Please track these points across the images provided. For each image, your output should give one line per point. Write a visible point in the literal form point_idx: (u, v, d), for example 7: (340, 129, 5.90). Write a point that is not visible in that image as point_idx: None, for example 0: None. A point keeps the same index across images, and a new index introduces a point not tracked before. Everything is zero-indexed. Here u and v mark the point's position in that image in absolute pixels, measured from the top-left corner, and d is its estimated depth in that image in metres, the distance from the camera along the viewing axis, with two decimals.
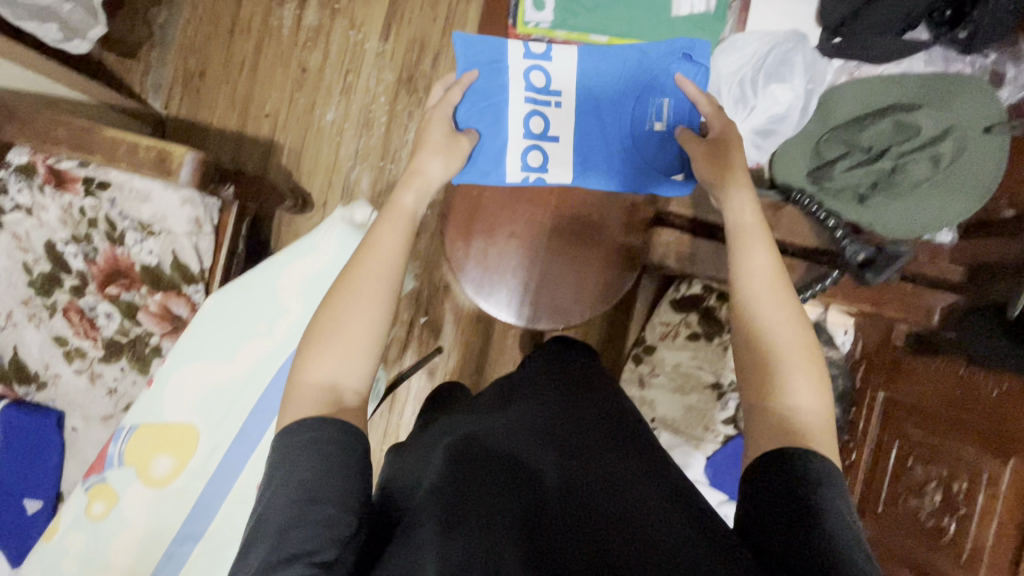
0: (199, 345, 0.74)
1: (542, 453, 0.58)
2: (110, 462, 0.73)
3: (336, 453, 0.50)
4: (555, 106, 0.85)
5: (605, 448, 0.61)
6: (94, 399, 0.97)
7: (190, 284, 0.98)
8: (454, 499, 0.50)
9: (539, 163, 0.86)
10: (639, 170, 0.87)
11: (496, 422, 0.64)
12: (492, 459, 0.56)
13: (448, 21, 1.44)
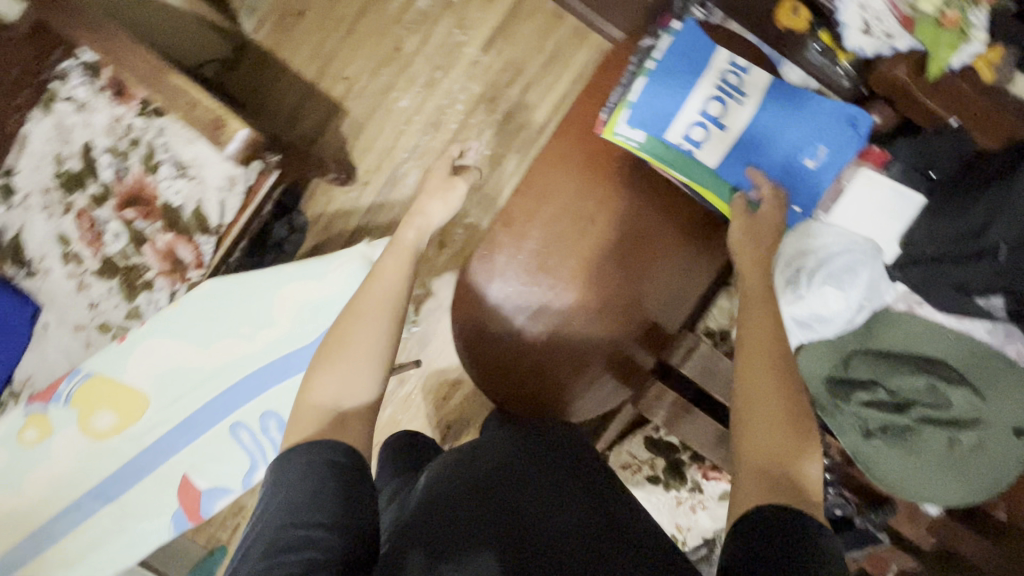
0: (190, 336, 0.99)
1: (528, 501, 0.60)
2: (56, 400, 0.96)
3: (327, 473, 0.53)
4: (736, 103, 0.74)
5: (564, 511, 0.60)
6: (75, 305, 0.97)
7: (201, 233, 0.96)
8: (463, 541, 0.55)
9: (696, 141, 0.75)
10: (769, 197, 0.75)
11: (487, 462, 0.67)
12: (489, 500, 0.60)
13: (552, 57, 1.41)
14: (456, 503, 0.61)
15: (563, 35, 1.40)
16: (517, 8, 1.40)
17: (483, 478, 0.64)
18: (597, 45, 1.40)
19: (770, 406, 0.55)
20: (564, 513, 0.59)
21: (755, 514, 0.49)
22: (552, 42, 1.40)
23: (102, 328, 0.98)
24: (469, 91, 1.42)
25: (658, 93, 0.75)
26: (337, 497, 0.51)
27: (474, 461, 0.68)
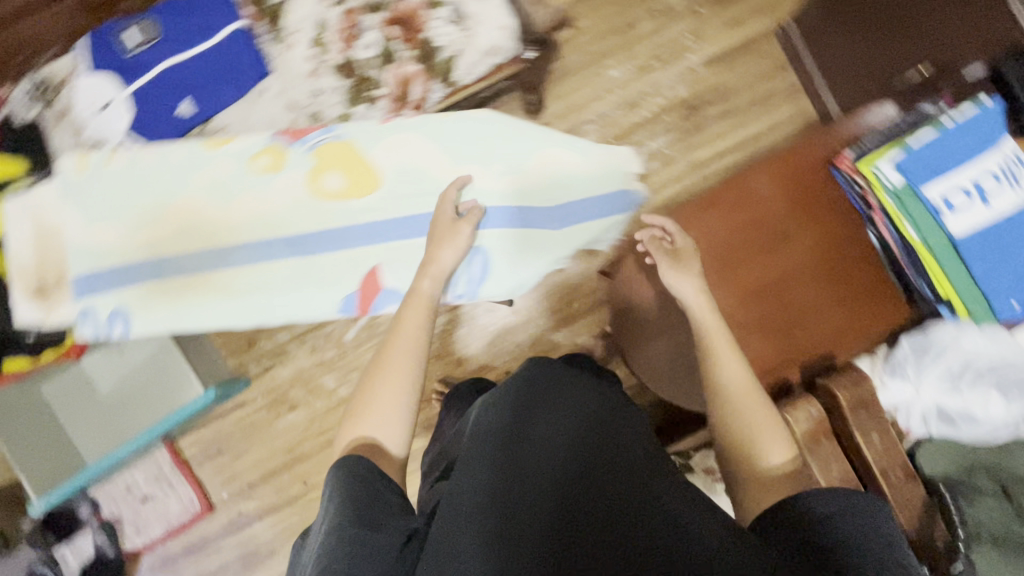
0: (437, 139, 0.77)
1: (534, 447, 0.63)
2: (303, 142, 0.76)
3: (357, 494, 0.57)
4: (1010, 189, 0.83)
5: (561, 456, 0.62)
6: (299, 85, 0.99)
7: (440, 81, 1.00)
8: (476, 498, 0.59)
9: (956, 204, 0.84)
10: (992, 280, 0.84)
11: (491, 416, 0.70)
12: (501, 448, 0.64)
13: (758, 99, 1.48)
14: (485, 449, 0.65)
15: (778, 86, 1.48)
16: (750, 43, 1.49)
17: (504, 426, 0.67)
18: (802, 108, 1.48)
19: (762, 421, 0.69)
20: (529, 455, 0.63)
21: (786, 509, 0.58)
22: (765, 88, 1.49)
23: (312, 117, 1.00)
24: (673, 93, 1.49)
25: (948, 144, 0.85)
26: (375, 517, 0.56)
27: (493, 403, 0.72)
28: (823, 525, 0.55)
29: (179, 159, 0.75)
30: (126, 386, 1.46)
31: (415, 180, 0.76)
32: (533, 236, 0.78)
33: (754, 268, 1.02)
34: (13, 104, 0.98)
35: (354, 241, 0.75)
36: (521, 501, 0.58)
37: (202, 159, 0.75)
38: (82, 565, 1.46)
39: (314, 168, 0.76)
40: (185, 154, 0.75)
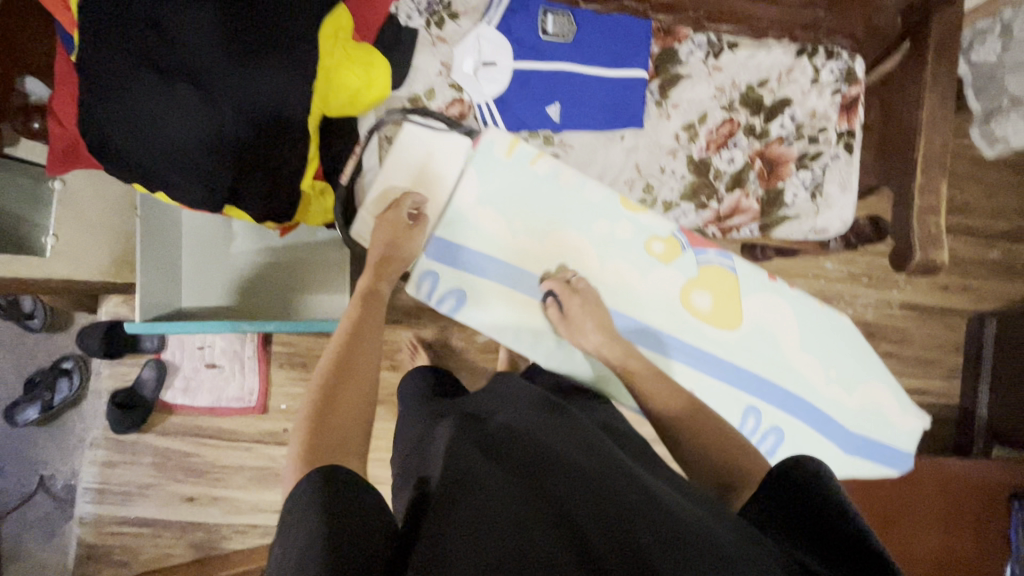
0: (802, 317, 0.79)
1: (478, 440, 0.57)
2: (699, 252, 0.77)
3: (334, 490, 0.46)
4: None
5: (497, 446, 0.56)
6: (652, 154, 1.01)
7: (760, 225, 1.04)
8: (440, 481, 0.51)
9: None
10: None
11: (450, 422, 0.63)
12: (460, 437, 0.58)
13: (924, 359, 1.58)
14: (462, 439, 0.57)
15: (945, 361, 1.59)
16: (947, 311, 1.58)
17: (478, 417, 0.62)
18: (950, 389, 1.59)
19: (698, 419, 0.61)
20: (471, 442, 0.56)
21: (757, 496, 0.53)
22: (935, 355, 1.59)
23: (644, 187, 1.01)
24: (863, 311, 1.57)
25: None
26: (345, 506, 0.45)
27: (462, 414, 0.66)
28: (793, 504, 0.50)
29: (592, 199, 0.76)
30: (261, 259, 1.40)
31: (767, 341, 0.79)
32: (828, 449, 0.79)
33: (898, 535, 1.09)
34: (405, 3, 0.97)
35: (686, 360, 0.78)
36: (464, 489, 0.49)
37: (609, 212, 0.76)
38: (112, 388, 1.38)
39: (696, 279, 0.77)
40: (597, 198, 0.76)
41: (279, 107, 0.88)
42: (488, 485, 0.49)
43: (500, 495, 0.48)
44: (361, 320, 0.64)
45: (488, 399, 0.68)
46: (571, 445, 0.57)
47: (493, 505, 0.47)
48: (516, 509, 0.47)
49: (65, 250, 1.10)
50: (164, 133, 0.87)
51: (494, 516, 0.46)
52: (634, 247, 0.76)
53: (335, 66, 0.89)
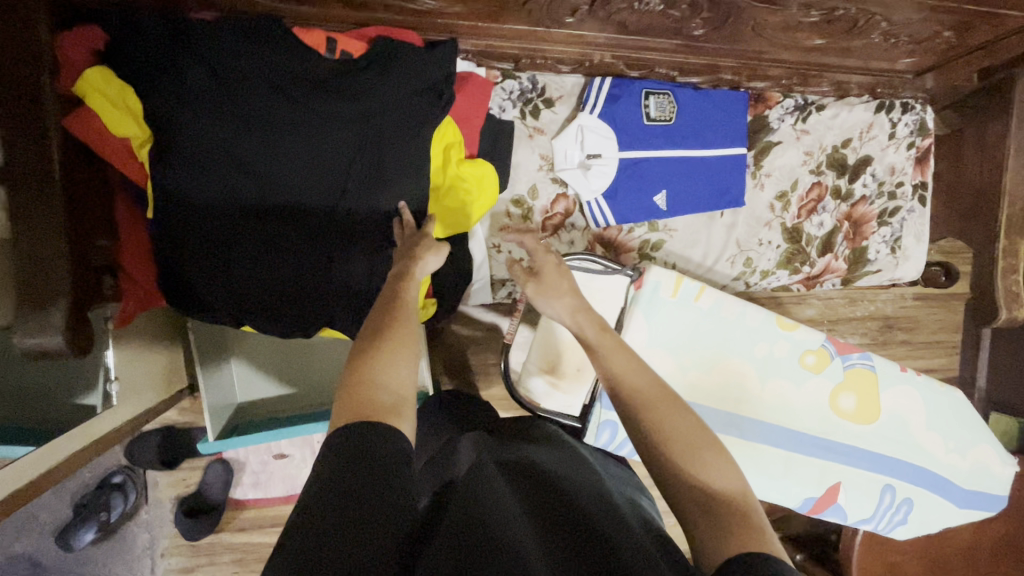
0: (927, 398, 0.87)
1: (519, 490, 0.49)
2: (845, 358, 0.81)
3: (355, 456, 0.42)
4: None
5: (550, 496, 0.48)
6: (750, 227, 1.02)
7: (845, 281, 1.09)
8: (453, 524, 0.42)
9: None
10: None
11: (488, 461, 0.54)
12: (503, 485, 0.49)
13: (931, 342, 1.76)
14: (482, 480, 0.49)
15: (947, 341, 1.77)
16: (950, 298, 1.74)
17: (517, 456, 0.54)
18: (952, 364, 1.79)
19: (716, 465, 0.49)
20: (510, 490, 0.48)
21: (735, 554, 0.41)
22: (939, 337, 1.77)
23: (744, 260, 1.03)
24: (882, 306, 1.71)
25: None
26: (364, 473, 0.41)
27: (499, 455, 0.56)
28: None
29: (752, 324, 0.77)
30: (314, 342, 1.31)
31: (901, 426, 0.85)
32: (948, 510, 0.89)
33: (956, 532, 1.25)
34: (497, 93, 0.89)
35: (837, 458, 0.83)
36: (487, 533, 0.41)
37: (767, 334, 0.78)
38: (176, 494, 1.31)
39: (842, 383, 0.82)
40: (756, 322, 0.77)
41: (354, 245, 0.79)
42: (505, 524, 0.42)
43: (517, 538, 0.41)
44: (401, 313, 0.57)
45: (533, 446, 0.59)
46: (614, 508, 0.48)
47: (508, 547, 0.39)
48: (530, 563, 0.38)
49: (127, 391, 0.97)
50: (260, 275, 0.77)
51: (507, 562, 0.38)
52: (789, 362, 0.79)
53: (450, 184, 0.83)
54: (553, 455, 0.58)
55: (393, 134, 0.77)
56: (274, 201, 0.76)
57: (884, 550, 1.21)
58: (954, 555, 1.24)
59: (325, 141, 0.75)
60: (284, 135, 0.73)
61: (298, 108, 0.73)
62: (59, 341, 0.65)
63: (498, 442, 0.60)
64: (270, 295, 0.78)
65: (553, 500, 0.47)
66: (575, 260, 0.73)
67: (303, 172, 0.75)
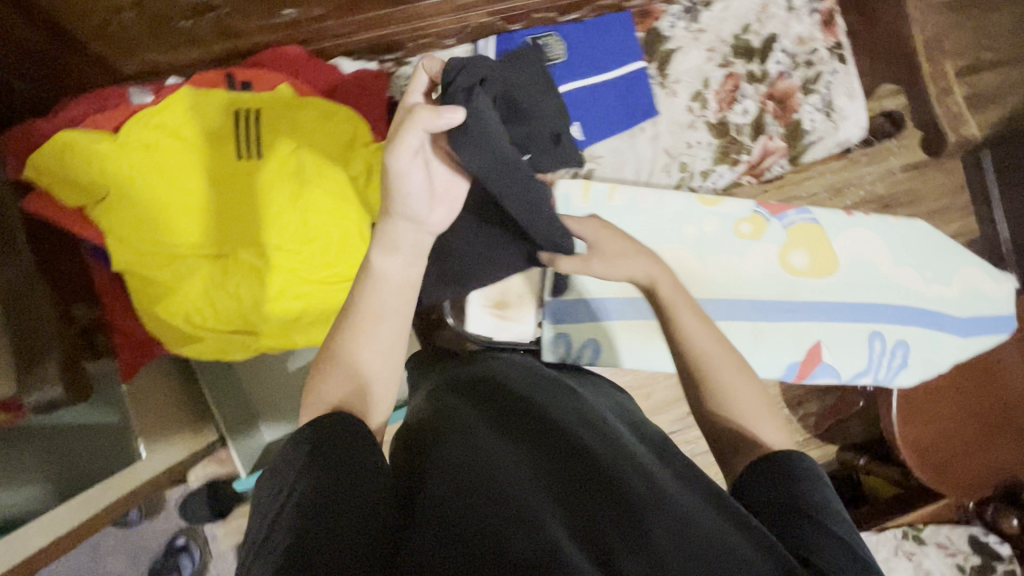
0: (885, 237, 0.86)
1: (488, 412, 0.50)
2: (782, 218, 0.82)
3: (329, 445, 0.44)
4: None
5: (519, 412, 0.50)
6: (675, 133, 1.04)
7: (790, 159, 1.09)
8: (436, 460, 0.44)
9: None
10: None
11: (456, 391, 0.56)
12: (472, 409, 0.51)
13: (938, 210, 1.68)
14: (443, 411, 0.52)
15: (954, 203, 1.69)
16: (941, 160, 1.67)
17: (478, 375, 0.57)
18: (968, 226, 1.69)
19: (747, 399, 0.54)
20: (481, 416, 0.50)
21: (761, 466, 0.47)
22: (944, 202, 1.68)
23: (680, 167, 1.04)
24: (872, 188, 1.65)
25: None
26: (340, 459, 0.43)
27: (463, 381, 0.58)
28: (796, 480, 0.45)
29: (672, 209, 0.79)
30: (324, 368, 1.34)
31: (867, 271, 0.84)
32: (949, 342, 0.86)
33: (1006, 380, 1.16)
34: (395, 81, 0.95)
35: (809, 316, 0.82)
36: (470, 463, 0.42)
37: (691, 214, 0.80)
38: (235, 542, 1.38)
39: (785, 242, 0.82)
40: (677, 207, 0.80)
41: (306, 253, 0.88)
42: (472, 438, 0.46)
43: (484, 451, 0.44)
44: (378, 314, 0.55)
45: (490, 367, 0.61)
46: (583, 414, 0.51)
47: (485, 461, 0.42)
48: (499, 467, 0.42)
49: (157, 445, 1.07)
50: (231, 301, 0.88)
51: (471, 472, 0.41)
52: (723, 236, 0.80)
53: (371, 172, 0.90)
54: (514, 370, 0.60)
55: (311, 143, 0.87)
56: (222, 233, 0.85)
57: (929, 418, 1.14)
58: (1008, 407, 1.16)
59: (233, 175, 0.85)
60: (199, 179, 0.84)
61: (206, 158, 0.84)
62: (59, 391, 0.74)
63: (460, 371, 0.62)
64: (238, 317, 0.90)
65: (522, 417, 0.49)
66: None
67: (225, 207, 0.85)
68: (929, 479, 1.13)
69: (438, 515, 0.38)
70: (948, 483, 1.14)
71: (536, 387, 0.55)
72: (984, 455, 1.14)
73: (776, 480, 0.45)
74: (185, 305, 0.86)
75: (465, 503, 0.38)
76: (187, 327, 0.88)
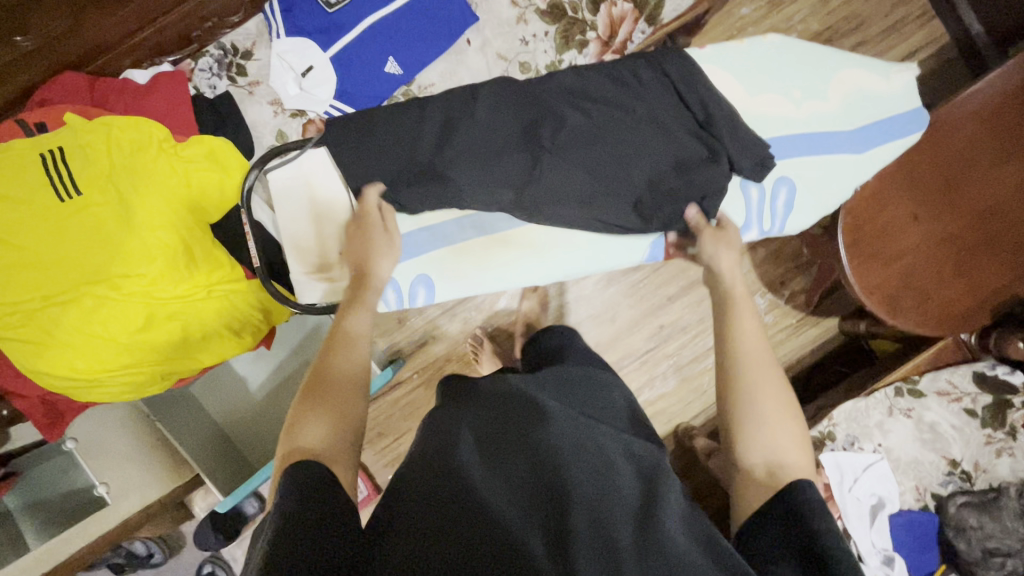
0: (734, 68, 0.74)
1: (485, 460, 0.50)
2: (596, 81, 0.71)
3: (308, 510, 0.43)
4: None
5: (522, 467, 0.49)
6: (505, 34, 0.94)
7: (646, 21, 0.97)
8: (426, 519, 0.45)
9: None
10: None
11: (455, 421, 0.55)
12: (468, 454, 0.51)
13: (892, 26, 1.44)
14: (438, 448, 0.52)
15: (911, 10, 1.45)
16: None
17: (485, 415, 0.56)
18: (933, 33, 1.45)
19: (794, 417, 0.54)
20: (471, 466, 0.49)
21: (777, 522, 0.48)
22: (898, 12, 1.44)
23: (520, 68, 0.95)
24: (805, 27, 1.44)
25: None
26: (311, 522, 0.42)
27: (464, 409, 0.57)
28: (816, 518, 0.47)
29: None
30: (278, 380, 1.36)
31: (718, 108, 0.71)
32: (840, 162, 0.73)
33: (977, 187, 0.99)
34: (198, 77, 0.93)
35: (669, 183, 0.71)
36: (463, 537, 0.43)
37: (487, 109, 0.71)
38: None
39: (613, 110, 0.71)
40: None
41: (145, 272, 0.86)
42: (467, 503, 0.46)
43: (501, 523, 0.45)
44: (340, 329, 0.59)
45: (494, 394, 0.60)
46: (584, 457, 0.51)
47: (473, 539, 0.43)
48: (509, 549, 0.43)
49: (124, 487, 1.12)
50: (98, 338, 0.87)
51: (488, 555, 0.42)
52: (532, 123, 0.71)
53: (188, 171, 0.86)
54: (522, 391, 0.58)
55: (109, 160, 0.83)
56: (57, 280, 0.84)
57: (891, 258, 0.99)
58: (985, 220, 0.99)
59: (56, 219, 0.83)
60: (24, 232, 0.82)
61: (13, 211, 0.82)
62: None
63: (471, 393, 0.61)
64: (119, 354, 0.90)
65: (520, 476, 0.48)
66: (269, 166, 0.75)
67: (60, 251, 0.84)
68: (909, 325, 1.00)
69: None
70: (935, 323, 1.00)
71: (529, 416, 0.54)
72: (970, 281, 0.99)
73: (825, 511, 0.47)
74: (63, 355, 0.87)
75: None
76: (72, 376, 0.88)
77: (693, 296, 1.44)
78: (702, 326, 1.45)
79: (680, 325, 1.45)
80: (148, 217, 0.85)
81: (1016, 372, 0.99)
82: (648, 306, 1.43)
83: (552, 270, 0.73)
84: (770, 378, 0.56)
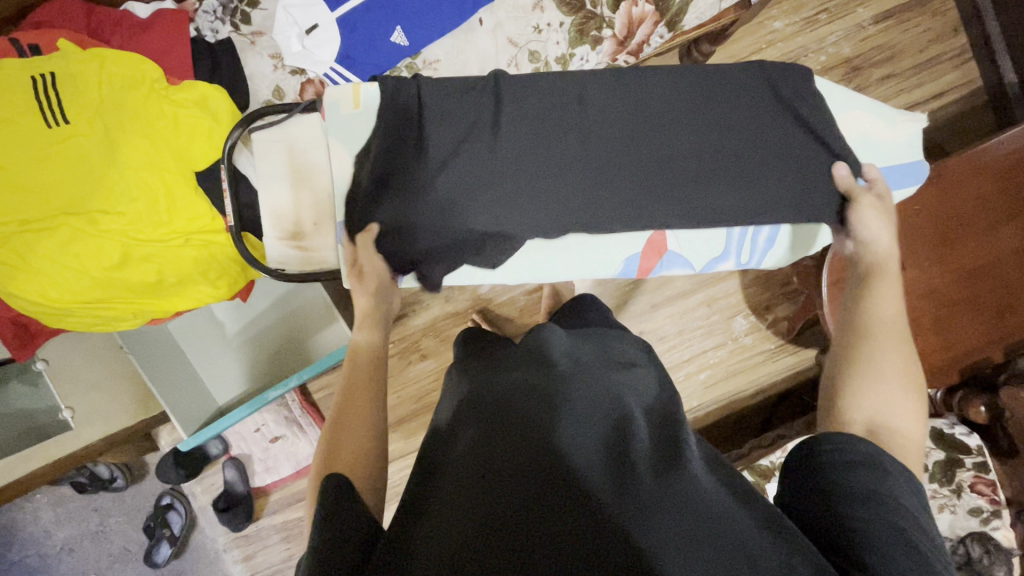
0: (737, 92, 0.72)
1: (497, 416, 0.53)
2: (595, 90, 0.70)
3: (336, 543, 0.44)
4: None
5: (534, 410, 0.52)
6: (518, 18, 0.91)
7: (666, 25, 0.95)
8: (458, 473, 0.48)
9: None
10: None
11: (480, 390, 0.59)
12: (486, 414, 0.54)
13: (926, 62, 1.39)
14: (484, 408, 0.55)
15: (948, 49, 1.40)
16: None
17: (500, 380, 0.59)
18: (967, 76, 1.40)
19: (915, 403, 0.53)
20: (490, 421, 0.53)
21: (803, 475, 0.50)
22: (934, 49, 1.39)
23: (529, 56, 0.93)
24: (836, 50, 1.39)
25: None
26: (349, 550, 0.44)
27: (487, 379, 0.61)
28: (852, 468, 0.47)
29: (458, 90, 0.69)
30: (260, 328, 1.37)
31: (709, 133, 0.71)
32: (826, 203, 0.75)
33: (970, 245, 0.98)
34: (200, 19, 0.90)
35: (653, 201, 0.70)
36: (482, 482, 0.46)
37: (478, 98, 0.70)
38: (211, 498, 1.48)
39: (605, 121, 0.70)
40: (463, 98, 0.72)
41: (124, 211, 0.86)
42: (487, 451, 0.49)
43: (519, 460, 0.47)
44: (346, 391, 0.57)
45: (519, 355, 0.63)
46: (595, 399, 0.54)
47: (494, 479, 0.46)
48: (528, 485, 0.45)
49: (88, 415, 1.16)
50: (69, 271, 0.87)
51: (507, 495, 0.44)
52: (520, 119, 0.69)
53: (178, 115, 0.85)
54: (534, 356, 0.62)
55: (98, 93, 0.83)
56: (34, 206, 0.84)
57: None
58: (971, 278, 0.98)
59: (37, 144, 0.82)
60: (5, 153, 0.82)
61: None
62: None
63: (493, 365, 0.65)
64: (91, 288, 0.90)
65: (531, 418, 0.51)
66: (254, 126, 0.75)
67: (41, 177, 0.83)
68: None
69: (480, 524, 0.42)
70: None
71: (540, 372, 0.58)
72: (947, 338, 0.98)
73: (848, 469, 0.47)
74: (34, 281, 0.87)
75: (472, 534, 0.42)
76: (42, 303, 0.89)
77: (677, 306, 1.44)
78: (681, 338, 1.44)
79: (659, 334, 1.44)
80: (132, 157, 0.84)
81: (973, 433, 1.00)
82: (630, 311, 1.43)
83: (524, 270, 0.75)
84: (902, 353, 0.55)
